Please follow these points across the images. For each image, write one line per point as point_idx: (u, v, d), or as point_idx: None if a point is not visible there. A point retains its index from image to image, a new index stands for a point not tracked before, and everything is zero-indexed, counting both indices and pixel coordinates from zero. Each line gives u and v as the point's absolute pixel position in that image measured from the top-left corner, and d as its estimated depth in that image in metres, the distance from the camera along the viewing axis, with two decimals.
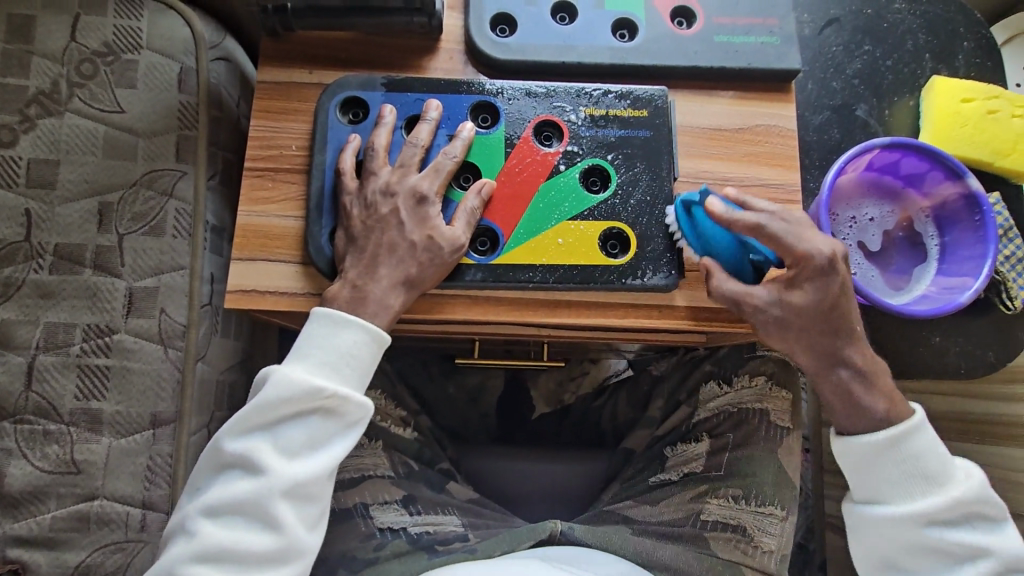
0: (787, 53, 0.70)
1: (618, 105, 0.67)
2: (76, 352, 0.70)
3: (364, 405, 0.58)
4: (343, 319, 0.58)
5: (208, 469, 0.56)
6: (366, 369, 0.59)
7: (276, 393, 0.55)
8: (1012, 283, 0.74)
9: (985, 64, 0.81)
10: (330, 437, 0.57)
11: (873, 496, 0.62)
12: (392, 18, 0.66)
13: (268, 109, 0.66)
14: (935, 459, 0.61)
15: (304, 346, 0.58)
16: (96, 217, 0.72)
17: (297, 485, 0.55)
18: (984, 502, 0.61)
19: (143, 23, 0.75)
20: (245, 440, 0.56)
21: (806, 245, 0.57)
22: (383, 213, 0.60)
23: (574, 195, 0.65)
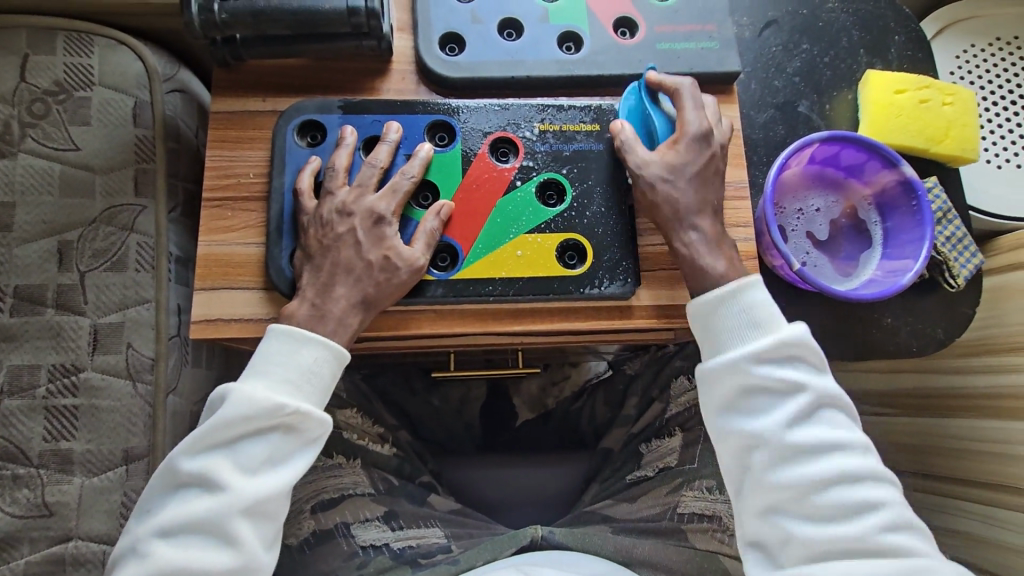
0: (727, 56, 0.73)
1: (572, 120, 0.69)
2: (43, 394, 0.70)
3: (324, 421, 0.59)
4: (303, 336, 0.59)
5: (164, 489, 0.56)
6: (327, 385, 0.60)
7: (234, 410, 0.56)
8: (954, 262, 0.78)
9: (916, 55, 0.85)
10: (290, 454, 0.58)
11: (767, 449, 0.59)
12: (342, 42, 0.67)
13: (225, 138, 0.67)
14: (823, 416, 0.60)
15: (263, 364, 0.58)
16: (56, 256, 0.72)
17: (256, 503, 0.55)
18: (867, 460, 0.59)
19: (94, 59, 0.75)
20: (203, 458, 0.56)
21: (690, 114, 0.65)
22: (339, 232, 0.61)
23: (531, 209, 0.67)
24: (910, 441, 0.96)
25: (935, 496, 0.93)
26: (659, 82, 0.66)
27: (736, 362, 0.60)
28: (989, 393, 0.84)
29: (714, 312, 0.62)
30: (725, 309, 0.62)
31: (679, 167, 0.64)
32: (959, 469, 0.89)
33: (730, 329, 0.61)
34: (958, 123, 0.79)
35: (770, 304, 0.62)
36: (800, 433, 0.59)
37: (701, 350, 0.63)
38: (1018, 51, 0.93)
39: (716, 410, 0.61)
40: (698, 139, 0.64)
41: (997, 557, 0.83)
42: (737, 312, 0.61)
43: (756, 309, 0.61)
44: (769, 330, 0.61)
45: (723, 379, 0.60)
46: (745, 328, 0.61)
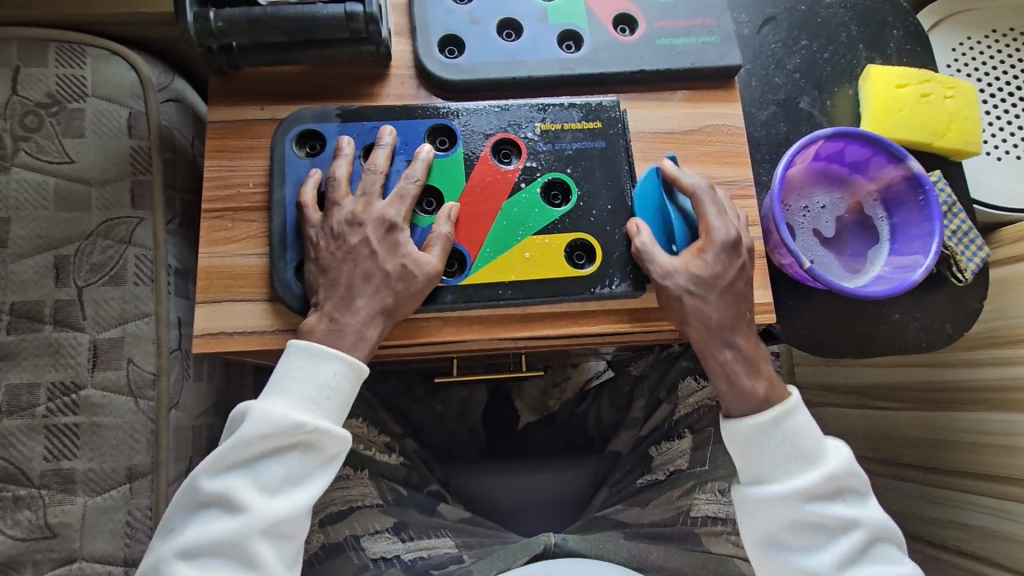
0: (728, 51, 0.73)
1: (572, 119, 0.69)
2: (43, 413, 0.68)
3: (343, 437, 0.58)
4: (322, 350, 0.58)
5: (185, 508, 0.55)
6: (346, 400, 0.59)
7: (255, 429, 0.55)
8: (961, 257, 0.78)
9: (916, 49, 0.85)
10: (310, 472, 0.57)
11: (759, 478, 0.62)
12: (339, 47, 0.66)
13: (222, 149, 0.66)
14: (811, 437, 0.62)
15: (284, 381, 0.57)
16: (53, 272, 0.71)
17: (278, 523, 0.54)
18: (853, 476, 0.61)
19: (86, 70, 0.74)
20: (223, 478, 0.55)
21: (715, 220, 0.63)
22: (353, 243, 0.60)
23: (537, 209, 0.66)
24: (917, 436, 0.96)
25: (945, 490, 0.93)
26: (674, 176, 0.65)
27: (783, 492, 0.60)
28: (997, 385, 0.84)
29: (754, 435, 0.62)
30: (770, 431, 0.62)
31: (706, 278, 0.62)
32: (968, 463, 0.89)
33: (772, 453, 0.62)
34: (960, 116, 0.79)
35: (814, 426, 0.63)
36: (788, 456, 0.61)
37: (739, 470, 0.63)
38: (1016, 43, 0.93)
39: (760, 537, 0.61)
40: (727, 257, 0.63)
41: (1010, 550, 0.83)
42: (782, 434, 0.62)
43: (801, 434, 0.62)
44: (818, 463, 0.61)
45: (770, 513, 0.61)
46: (789, 449, 0.61)
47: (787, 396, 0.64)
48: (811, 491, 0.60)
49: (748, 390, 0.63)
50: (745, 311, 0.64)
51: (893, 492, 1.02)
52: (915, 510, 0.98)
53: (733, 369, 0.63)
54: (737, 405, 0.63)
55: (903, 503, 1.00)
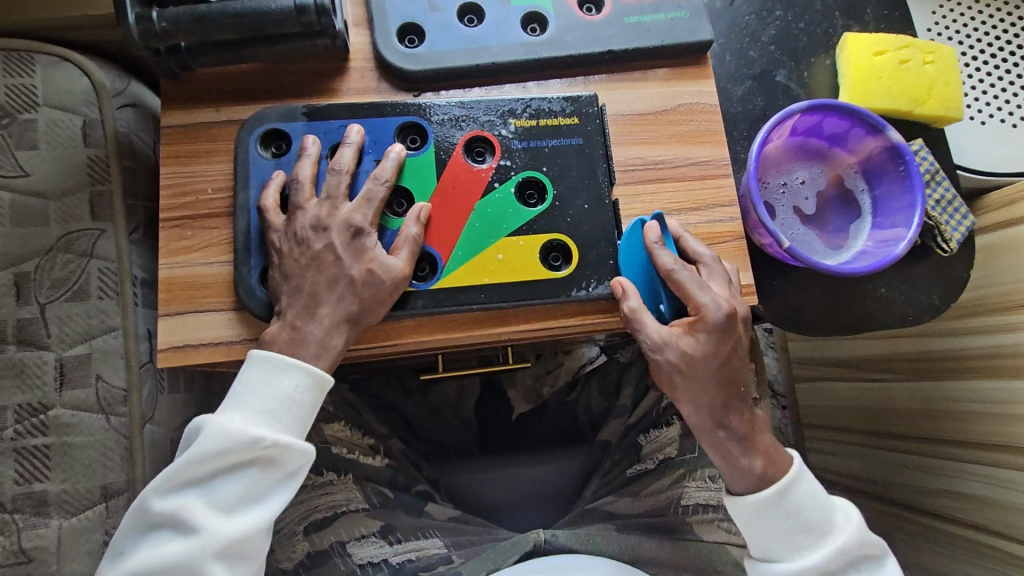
0: (699, 26, 0.70)
1: (549, 115, 0.66)
2: (11, 436, 0.66)
3: (306, 451, 0.57)
4: (284, 362, 0.56)
5: (135, 530, 0.54)
6: (308, 413, 0.58)
7: (208, 446, 0.53)
8: (945, 227, 0.76)
9: (894, 15, 0.83)
10: (269, 489, 0.55)
11: (766, 553, 0.61)
12: (293, 43, 0.64)
13: (179, 154, 0.64)
14: (815, 507, 0.61)
15: (243, 395, 0.56)
16: (13, 290, 0.68)
17: (232, 543, 0.53)
18: (862, 544, 0.61)
19: (35, 79, 0.71)
20: (175, 498, 0.53)
21: (703, 297, 0.59)
22: (316, 249, 0.58)
23: (512, 210, 0.64)
24: (910, 406, 0.96)
25: (938, 460, 0.93)
26: (654, 241, 0.61)
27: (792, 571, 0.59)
28: (987, 354, 0.84)
29: (758, 510, 0.61)
30: (772, 507, 0.60)
31: (697, 358, 0.59)
32: (962, 432, 0.88)
33: (780, 531, 0.60)
34: (941, 82, 0.77)
35: (817, 488, 0.62)
36: (794, 531, 0.60)
37: (750, 546, 0.62)
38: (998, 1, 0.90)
39: None
40: (723, 339, 0.59)
41: (1002, 517, 0.83)
42: (785, 511, 0.60)
43: (804, 506, 0.61)
44: (822, 535, 0.60)
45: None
46: (794, 523, 0.60)
47: (788, 464, 0.62)
48: (819, 569, 0.59)
49: (736, 445, 0.61)
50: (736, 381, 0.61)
51: (890, 464, 1.01)
52: (912, 481, 0.98)
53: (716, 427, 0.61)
54: (740, 480, 0.62)
55: (899, 475, 1.00)
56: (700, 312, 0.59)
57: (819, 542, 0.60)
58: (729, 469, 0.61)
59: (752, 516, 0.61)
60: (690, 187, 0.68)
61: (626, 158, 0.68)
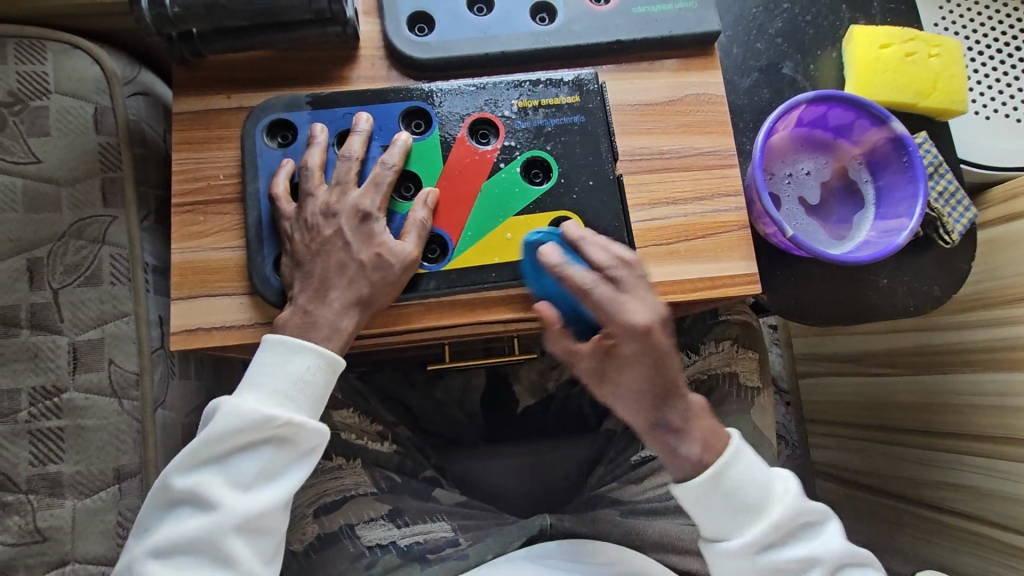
0: (706, 17, 0.70)
1: (551, 95, 0.67)
2: (25, 418, 0.67)
3: (319, 431, 0.57)
4: (297, 344, 0.57)
5: (156, 508, 0.55)
6: (321, 393, 0.58)
7: (226, 425, 0.54)
8: (948, 218, 0.77)
9: (900, 8, 0.83)
10: (285, 467, 0.56)
11: (720, 531, 0.60)
12: (305, 30, 0.64)
13: (191, 140, 0.64)
14: (748, 486, 0.60)
15: (258, 376, 0.57)
16: (27, 275, 0.69)
17: (250, 519, 0.54)
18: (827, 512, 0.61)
19: (48, 66, 0.71)
20: (194, 475, 0.54)
21: (622, 315, 0.57)
22: (326, 235, 0.59)
23: (518, 189, 0.65)
24: (912, 399, 0.97)
25: (938, 452, 0.94)
26: (555, 264, 0.57)
27: (752, 542, 0.59)
28: (987, 346, 0.85)
29: (702, 486, 0.59)
30: (709, 483, 0.59)
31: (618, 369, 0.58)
32: (963, 424, 0.89)
33: (721, 514, 0.60)
34: (946, 74, 0.78)
35: (750, 469, 0.60)
36: (724, 512, 0.59)
37: (705, 523, 0.61)
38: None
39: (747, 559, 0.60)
40: (625, 331, 0.57)
41: (996, 507, 0.85)
42: (759, 475, 0.60)
43: (730, 484, 0.59)
44: (796, 504, 0.60)
45: (734, 568, 0.60)
46: (727, 500, 0.59)
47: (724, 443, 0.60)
48: (759, 545, 0.59)
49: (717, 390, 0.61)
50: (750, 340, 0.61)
51: (890, 456, 1.02)
52: (911, 473, 0.99)
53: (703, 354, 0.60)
54: (678, 470, 0.60)
55: (898, 467, 1.01)
56: (663, 322, 0.58)
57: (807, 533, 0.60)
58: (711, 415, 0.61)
59: (700, 491, 0.60)
60: (694, 176, 0.68)
61: (632, 148, 0.68)
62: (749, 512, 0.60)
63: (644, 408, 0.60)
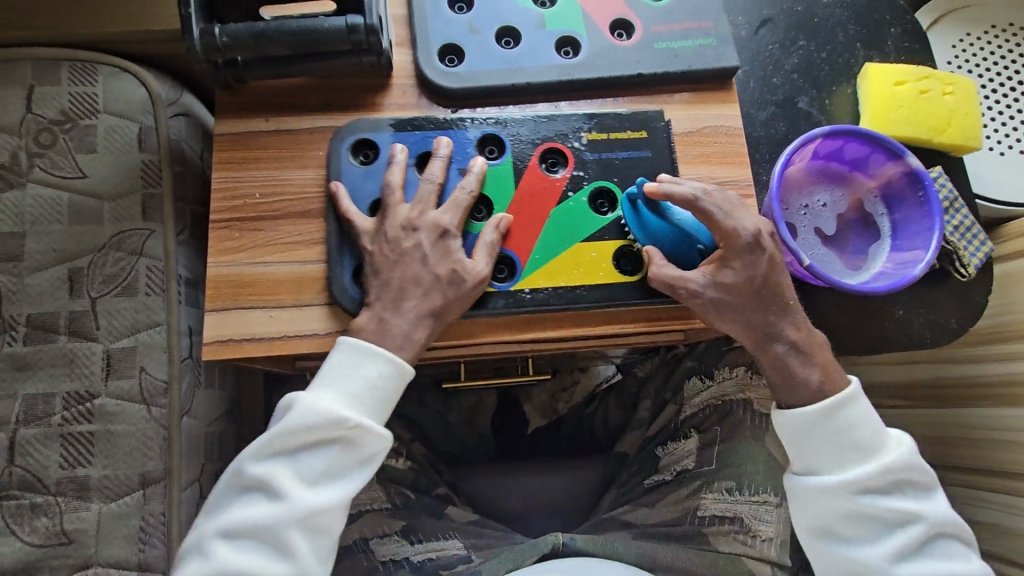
0: (725, 53, 0.73)
1: (615, 126, 0.70)
2: (58, 422, 0.70)
3: (384, 437, 0.60)
4: (369, 349, 0.59)
5: (228, 492, 0.58)
6: (388, 401, 0.61)
7: (301, 420, 0.57)
8: (964, 251, 0.77)
9: (914, 47, 0.85)
10: (349, 469, 0.59)
11: (812, 466, 0.63)
12: (342, 60, 0.68)
13: (230, 160, 0.68)
14: (867, 429, 0.63)
15: (332, 375, 0.59)
16: (67, 284, 0.72)
17: (313, 515, 0.56)
18: (914, 469, 0.63)
19: (98, 88, 0.76)
20: (267, 464, 0.57)
21: (732, 222, 0.62)
22: (406, 247, 0.62)
23: (585, 217, 0.68)
24: (930, 433, 0.96)
25: (959, 488, 0.93)
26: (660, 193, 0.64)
27: (857, 479, 0.61)
28: (1006, 381, 0.84)
29: (808, 424, 0.63)
30: (824, 419, 0.63)
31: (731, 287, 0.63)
32: (985, 460, 0.88)
33: (837, 447, 0.62)
34: (960, 112, 0.79)
35: (870, 417, 0.64)
36: (844, 449, 0.62)
37: (793, 459, 0.65)
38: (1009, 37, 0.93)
39: (815, 529, 0.63)
40: (750, 237, 0.62)
41: (1016, 545, 0.84)
42: (836, 426, 0.63)
43: (855, 425, 0.63)
44: (876, 456, 0.62)
45: (829, 504, 0.62)
46: (845, 438, 0.62)
47: (846, 385, 0.64)
48: (865, 483, 0.62)
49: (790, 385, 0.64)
50: (776, 310, 0.63)
51: None
52: None
53: (788, 361, 0.63)
54: (790, 396, 0.64)
55: None
56: (758, 235, 0.63)
57: (899, 519, 0.61)
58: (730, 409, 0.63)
59: (803, 428, 0.63)
60: None
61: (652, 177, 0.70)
62: (866, 453, 0.62)
63: (763, 308, 0.63)
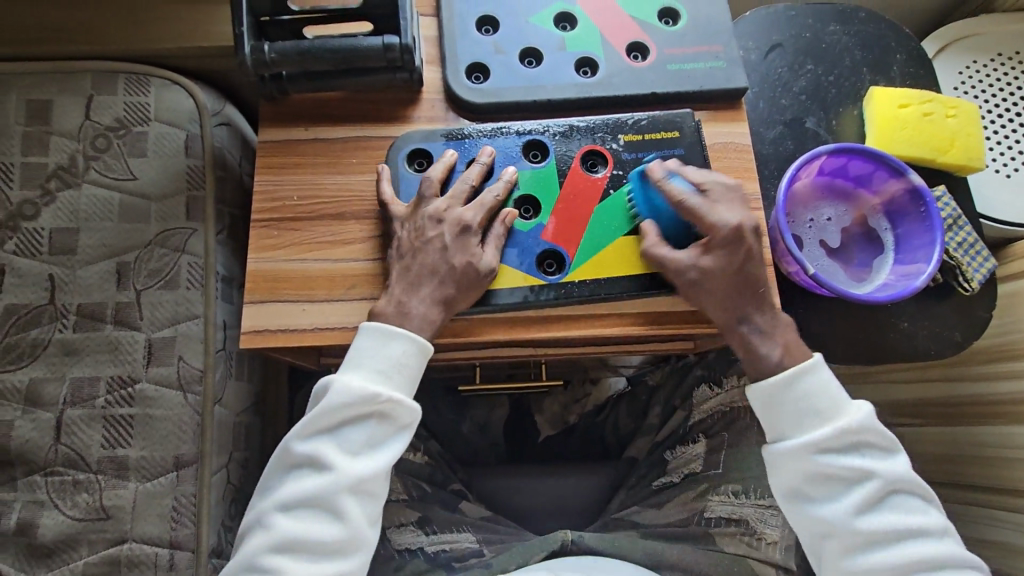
0: (735, 75, 0.78)
1: (649, 130, 0.74)
2: (101, 405, 0.75)
3: (413, 408, 0.64)
4: (391, 331, 0.64)
5: (279, 470, 0.63)
6: (415, 374, 0.65)
7: (336, 398, 0.62)
8: (967, 267, 0.80)
9: (918, 72, 0.89)
10: (386, 438, 0.63)
11: (780, 432, 0.66)
12: (376, 75, 0.73)
13: (271, 165, 0.73)
14: (826, 395, 0.65)
15: (359, 357, 0.64)
16: (115, 276, 0.78)
17: (358, 483, 0.61)
18: (871, 431, 0.65)
19: (150, 97, 0.82)
20: (313, 441, 0.62)
21: (715, 216, 0.66)
22: (430, 237, 0.66)
23: (626, 213, 0.72)
24: (939, 450, 0.97)
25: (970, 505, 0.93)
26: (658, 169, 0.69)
27: (815, 441, 0.64)
28: (1015, 399, 0.86)
29: (773, 390, 0.66)
30: (782, 387, 0.66)
31: (718, 271, 0.66)
32: (995, 477, 0.89)
33: (796, 413, 0.65)
34: (963, 134, 0.83)
35: (833, 384, 0.66)
36: (803, 413, 0.65)
37: (766, 428, 0.67)
38: (1006, 66, 0.98)
39: (783, 492, 0.66)
40: (725, 240, 0.66)
41: None
42: (795, 393, 0.65)
43: (811, 393, 0.65)
44: (831, 418, 0.65)
45: (794, 467, 0.64)
46: (803, 406, 0.65)
47: (807, 357, 0.67)
48: (822, 445, 0.64)
49: None
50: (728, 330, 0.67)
51: None
52: None
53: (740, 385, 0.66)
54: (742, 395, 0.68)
55: None
56: (753, 226, 0.67)
57: (857, 477, 0.64)
58: (728, 398, 0.67)
59: (767, 395, 0.66)
60: None
61: None
62: (819, 416, 0.65)
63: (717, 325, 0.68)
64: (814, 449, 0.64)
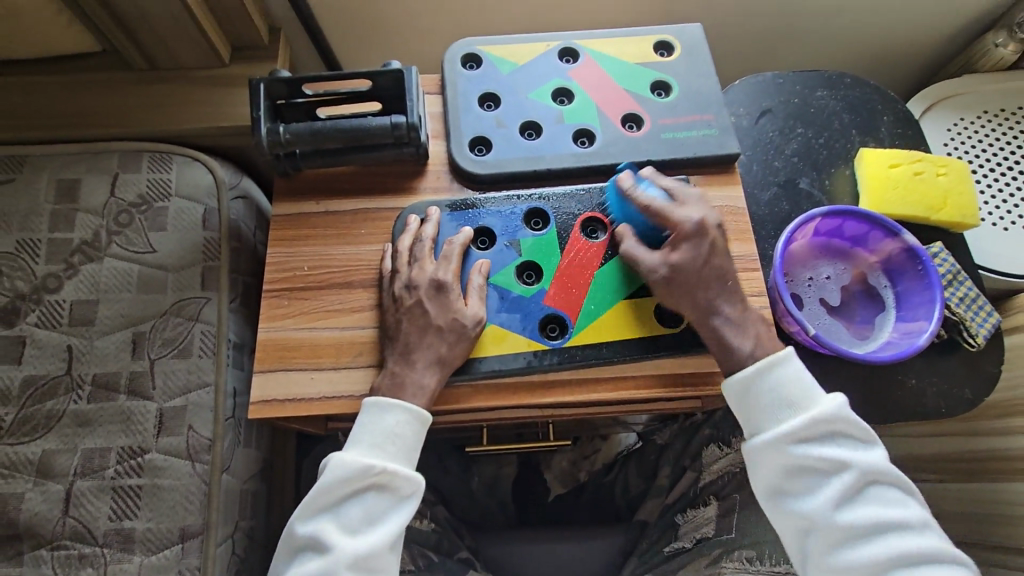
0: (727, 142, 0.81)
1: None
2: (111, 475, 0.75)
3: (413, 477, 0.65)
4: (385, 402, 0.65)
5: (285, 555, 0.64)
6: (411, 445, 0.66)
7: (333, 475, 0.63)
8: (971, 322, 0.80)
9: (907, 133, 0.93)
10: (386, 511, 0.63)
11: (755, 427, 0.66)
12: (383, 151, 0.77)
13: (284, 238, 0.76)
14: (797, 388, 0.66)
15: (355, 433, 0.65)
16: (131, 345, 0.80)
17: (361, 559, 0.61)
18: (844, 421, 0.64)
19: (171, 175, 0.86)
20: (315, 522, 0.63)
21: (680, 214, 0.68)
22: (409, 304, 0.68)
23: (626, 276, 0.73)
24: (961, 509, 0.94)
25: None
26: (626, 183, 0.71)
27: (786, 434, 0.64)
28: None
29: (745, 386, 0.66)
30: (758, 379, 0.66)
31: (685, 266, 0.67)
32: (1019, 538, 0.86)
33: (768, 407, 0.66)
34: (955, 192, 0.85)
35: (804, 378, 0.66)
36: (777, 407, 0.65)
37: (744, 423, 0.67)
38: (992, 123, 1.01)
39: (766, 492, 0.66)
40: (693, 230, 0.68)
41: None
42: (769, 387, 0.66)
43: (783, 388, 0.66)
44: (804, 409, 0.65)
45: (771, 459, 0.65)
46: (777, 400, 0.65)
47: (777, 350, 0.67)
48: (797, 436, 0.64)
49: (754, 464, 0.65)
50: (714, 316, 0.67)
51: None
52: None
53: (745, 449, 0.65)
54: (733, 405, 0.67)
55: None
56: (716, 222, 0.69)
57: (831, 468, 0.63)
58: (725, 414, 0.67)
59: (742, 392, 0.66)
60: None
61: None
62: (792, 409, 0.65)
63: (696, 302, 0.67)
64: (786, 442, 0.64)
